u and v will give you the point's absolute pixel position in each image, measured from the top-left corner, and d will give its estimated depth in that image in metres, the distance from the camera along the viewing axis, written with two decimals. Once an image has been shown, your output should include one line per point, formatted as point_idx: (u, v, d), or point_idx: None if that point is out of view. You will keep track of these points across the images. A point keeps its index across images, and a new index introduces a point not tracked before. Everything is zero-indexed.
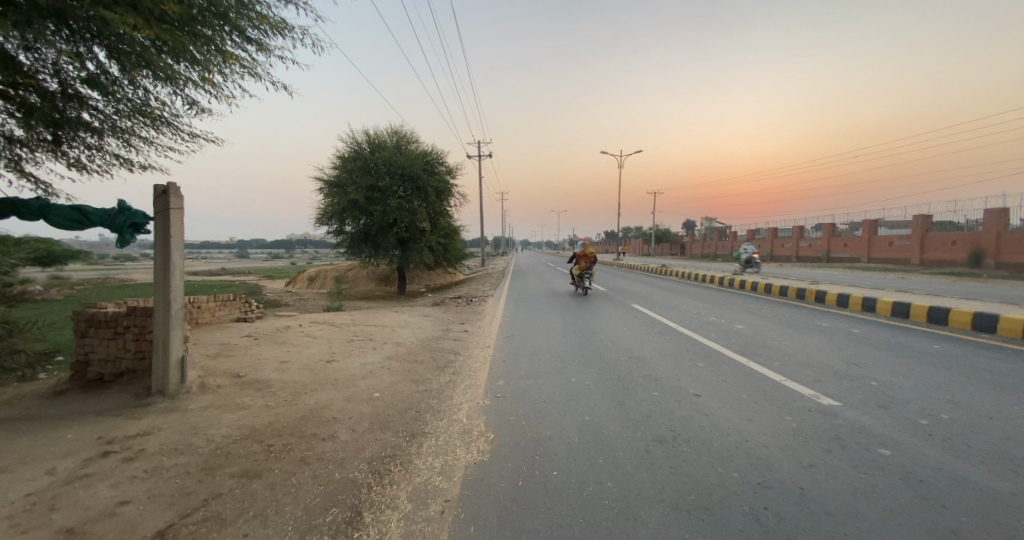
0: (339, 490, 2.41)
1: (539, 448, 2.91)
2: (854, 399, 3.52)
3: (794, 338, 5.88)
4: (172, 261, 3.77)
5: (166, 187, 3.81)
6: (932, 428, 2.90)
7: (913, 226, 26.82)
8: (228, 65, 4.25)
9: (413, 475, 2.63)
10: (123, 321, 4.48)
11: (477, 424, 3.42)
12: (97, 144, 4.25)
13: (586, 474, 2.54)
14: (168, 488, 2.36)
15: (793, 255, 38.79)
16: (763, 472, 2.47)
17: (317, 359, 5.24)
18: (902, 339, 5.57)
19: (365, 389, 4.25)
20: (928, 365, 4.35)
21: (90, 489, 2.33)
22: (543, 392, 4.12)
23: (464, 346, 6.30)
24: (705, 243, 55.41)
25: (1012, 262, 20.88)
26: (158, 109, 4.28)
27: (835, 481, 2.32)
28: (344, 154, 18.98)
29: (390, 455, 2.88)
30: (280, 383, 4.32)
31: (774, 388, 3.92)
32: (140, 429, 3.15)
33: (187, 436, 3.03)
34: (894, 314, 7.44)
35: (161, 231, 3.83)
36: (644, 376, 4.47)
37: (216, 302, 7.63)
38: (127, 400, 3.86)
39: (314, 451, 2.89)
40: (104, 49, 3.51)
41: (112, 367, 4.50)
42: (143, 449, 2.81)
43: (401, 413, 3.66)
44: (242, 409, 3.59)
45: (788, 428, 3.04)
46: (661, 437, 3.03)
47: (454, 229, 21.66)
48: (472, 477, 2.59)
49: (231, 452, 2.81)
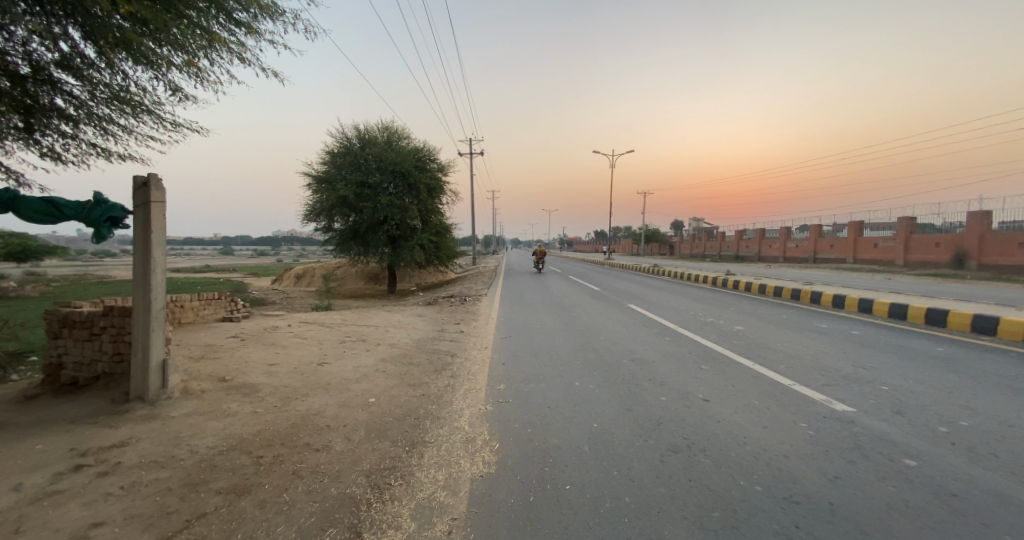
0: (336, 508, 2.22)
1: (548, 459, 2.76)
2: (868, 405, 3.44)
3: (796, 340, 5.83)
4: (153, 257, 3.52)
5: (147, 178, 3.55)
6: (954, 437, 2.82)
7: (898, 227, 27.36)
8: (215, 50, 3.99)
9: (416, 490, 2.45)
10: (98, 321, 4.19)
11: (481, 432, 3.24)
12: (72, 132, 3.96)
13: (602, 488, 2.39)
14: (147, 506, 2.14)
15: (781, 256, 39.31)
16: (788, 485, 2.34)
17: (308, 361, 5.00)
18: (904, 341, 5.55)
19: (361, 394, 4.05)
20: (935, 368, 4.31)
21: (59, 508, 2.09)
22: (547, 398, 3.96)
23: (460, 348, 6.11)
24: (694, 244, 56.03)
25: (995, 264, 21.41)
26: (138, 95, 4.01)
27: (865, 496, 2.21)
28: (333, 149, 18.60)
29: (390, 468, 2.69)
30: (270, 388, 4.08)
31: (784, 393, 3.82)
32: (116, 439, 2.90)
33: (168, 447, 2.80)
34: (891, 315, 7.45)
35: (141, 225, 3.57)
36: (650, 381, 4.34)
37: (200, 301, 7.30)
38: (103, 407, 3.60)
39: (307, 463, 2.69)
40: (81, 29, 3.24)
41: (87, 370, 4.21)
42: (119, 462, 2.57)
43: (400, 420, 3.47)
44: (229, 416, 3.36)
45: (805, 437, 2.93)
46: (675, 446, 2.89)
47: (446, 227, 21.44)
48: (479, 492, 2.42)
49: (217, 465, 2.59)
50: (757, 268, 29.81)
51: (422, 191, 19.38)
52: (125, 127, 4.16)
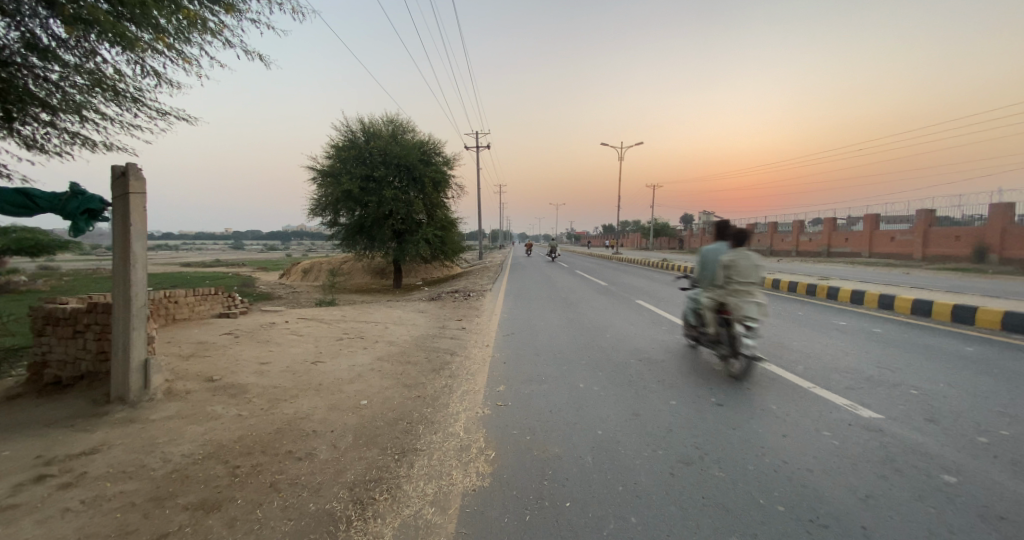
0: (312, 527, 2.01)
1: (546, 472, 2.52)
2: (897, 412, 3.15)
3: (814, 339, 5.53)
4: (133, 251, 3.35)
5: (125, 168, 3.37)
6: (996, 448, 2.53)
7: (916, 221, 26.57)
8: (196, 29, 3.79)
9: (401, 505, 2.24)
10: (82, 318, 4.05)
11: (476, 439, 3.02)
12: (52, 121, 3.80)
13: (606, 506, 2.15)
14: (105, 524, 1.96)
15: (793, 250, 38.45)
16: (814, 505, 2.08)
17: (302, 360, 4.83)
18: (930, 340, 5.22)
19: (352, 395, 3.85)
20: (968, 371, 3.99)
21: (9, 526, 1.93)
22: (549, 401, 3.73)
23: (461, 346, 5.89)
24: (704, 238, 55.28)
25: (1017, 258, 20.67)
26: (119, 80, 3.84)
27: (901, 518, 1.95)
28: (338, 142, 18.40)
29: (376, 479, 2.48)
30: (258, 388, 3.91)
31: (804, 397, 3.54)
32: (87, 446, 2.74)
33: (140, 455, 2.63)
34: (915, 312, 7.08)
35: (120, 218, 3.39)
36: (658, 383, 4.10)
37: (195, 297, 7.17)
38: (82, 409, 3.45)
39: (287, 474, 2.49)
40: (46, 6, 3.05)
41: (71, 369, 4.08)
42: (85, 472, 2.41)
43: (391, 425, 3.27)
44: (212, 419, 3.19)
45: (831, 448, 2.66)
46: (686, 458, 2.64)
47: (451, 221, 21.25)
48: (471, 509, 2.19)
49: (189, 476, 2.40)
50: (769, 263, 29.05)
51: (428, 184, 19.15)
52: (107, 115, 4.00)
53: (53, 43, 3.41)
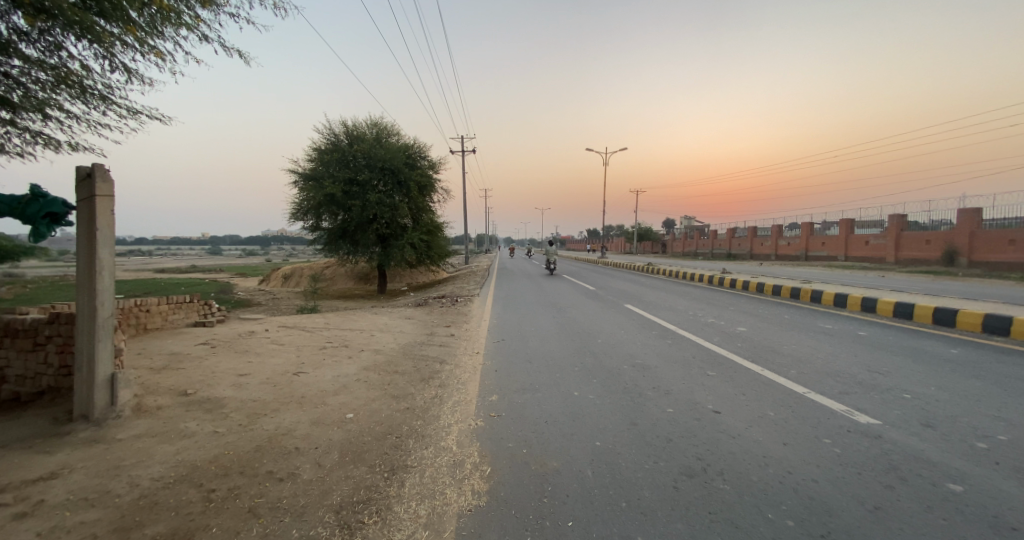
0: None
1: (546, 488, 2.41)
2: (893, 417, 3.15)
3: (804, 342, 5.57)
4: (99, 257, 3.13)
5: (91, 169, 3.15)
6: (996, 455, 2.52)
7: (890, 226, 27.48)
8: (170, 23, 3.61)
9: (393, 529, 2.08)
10: (44, 330, 3.78)
11: (470, 454, 2.89)
12: (11, 119, 3.54)
13: (610, 525, 2.04)
14: None
15: (772, 254, 39.43)
16: (824, 519, 2.02)
17: (283, 370, 4.61)
18: (916, 343, 5.31)
19: (338, 408, 3.67)
20: (957, 374, 4.04)
21: None
22: (544, 410, 3.63)
23: (450, 353, 5.75)
24: (686, 242, 56.21)
25: (985, 261, 21.60)
26: (86, 76, 3.62)
27: (914, 531, 1.89)
28: (320, 146, 18.02)
29: (365, 501, 2.33)
30: (237, 402, 3.69)
31: (800, 403, 3.52)
32: (45, 470, 2.51)
33: (105, 479, 2.41)
34: (896, 314, 7.25)
35: (85, 222, 3.16)
36: (654, 390, 4.03)
37: (169, 305, 6.85)
38: (41, 429, 3.19)
39: (268, 497, 2.31)
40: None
41: (31, 384, 3.81)
42: (42, 500, 2.20)
43: (380, 440, 3.11)
44: (186, 437, 2.98)
45: (834, 456, 2.62)
46: (689, 469, 2.56)
47: (437, 226, 21.05)
48: (467, 532, 2.06)
49: (159, 503, 2.21)
50: (750, 266, 29.65)
51: (414, 188, 18.89)
52: (73, 113, 3.76)
53: (13, 36, 3.18)
